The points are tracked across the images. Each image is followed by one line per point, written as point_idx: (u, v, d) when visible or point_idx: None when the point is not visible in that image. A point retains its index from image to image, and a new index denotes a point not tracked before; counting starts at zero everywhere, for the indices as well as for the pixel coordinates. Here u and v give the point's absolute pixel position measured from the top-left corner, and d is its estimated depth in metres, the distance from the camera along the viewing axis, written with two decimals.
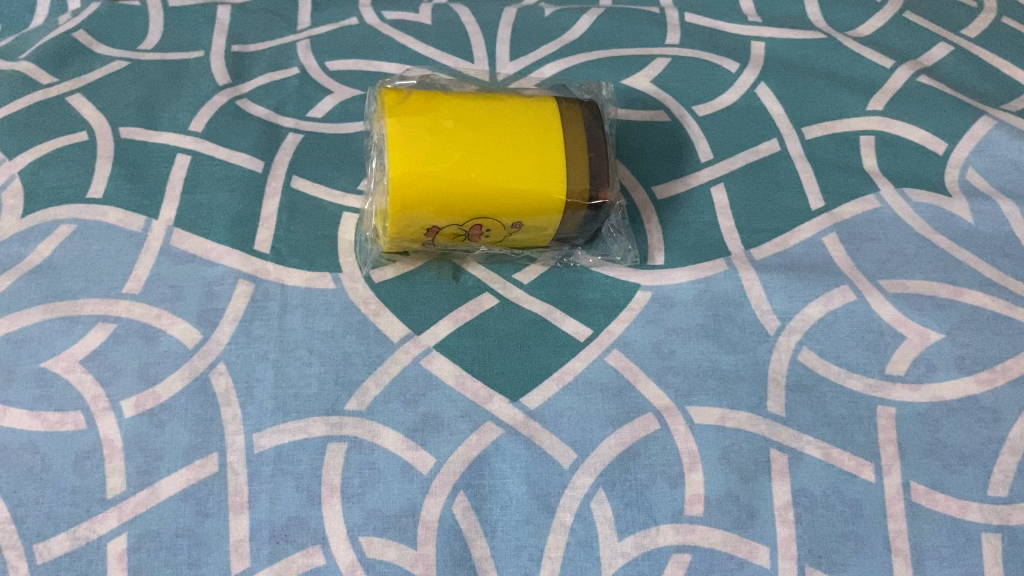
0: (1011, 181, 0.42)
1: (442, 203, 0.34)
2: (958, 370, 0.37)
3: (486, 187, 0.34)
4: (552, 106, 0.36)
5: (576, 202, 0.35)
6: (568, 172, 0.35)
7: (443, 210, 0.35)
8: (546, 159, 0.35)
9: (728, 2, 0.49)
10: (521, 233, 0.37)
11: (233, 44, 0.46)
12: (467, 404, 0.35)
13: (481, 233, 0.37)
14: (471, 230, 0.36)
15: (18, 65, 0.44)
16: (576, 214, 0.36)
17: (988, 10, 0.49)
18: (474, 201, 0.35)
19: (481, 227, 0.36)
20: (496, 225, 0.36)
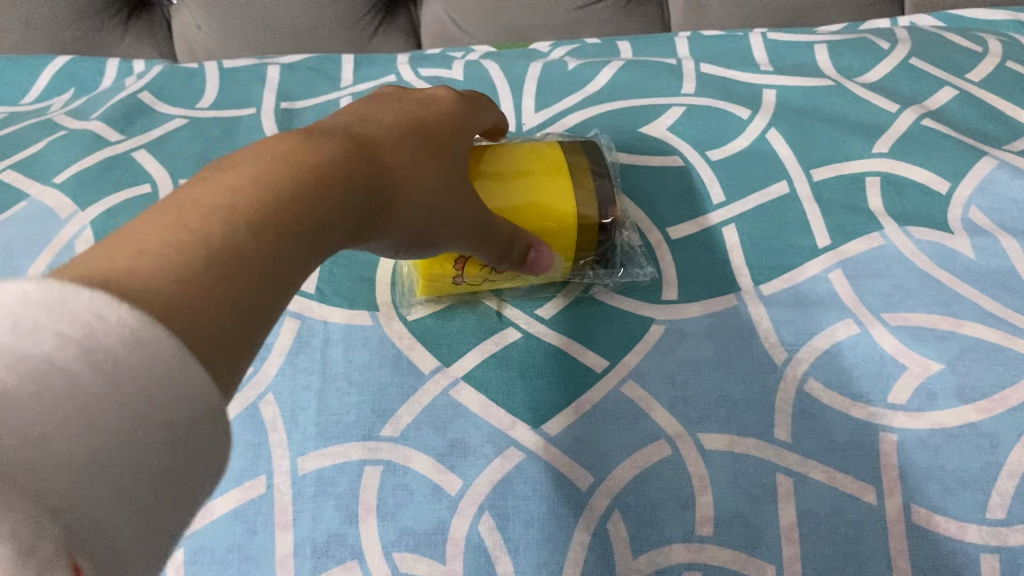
0: (1011, 219, 0.44)
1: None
2: (958, 398, 0.39)
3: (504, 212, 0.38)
4: (552, 147, 0.40)
5: (586, 220, 0.38)
6: (579, 193, 0.38)
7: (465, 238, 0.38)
8: (556, 182, 0.38)
9: (742, 55, 0.53)
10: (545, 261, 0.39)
11: (283, 101, 0.51)
12: (492, 430, 0.38)
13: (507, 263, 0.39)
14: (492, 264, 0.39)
15: (91, 124, 0.50)
16: (587, 233, 0.39)
17: (993, 54, 0.52)
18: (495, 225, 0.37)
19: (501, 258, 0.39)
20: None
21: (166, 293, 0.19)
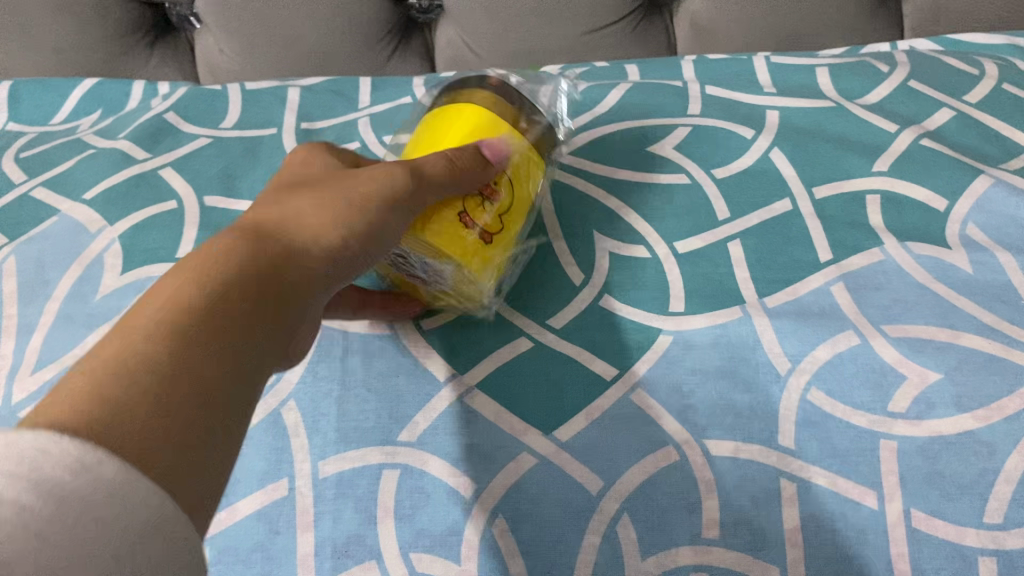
0: (1008, 235, 0.46)
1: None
2: (957, 407, 0.40)
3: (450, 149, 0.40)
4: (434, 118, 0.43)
5: (499, 101, 0.41)
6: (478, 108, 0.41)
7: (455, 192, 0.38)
8: (456, 121, 0.41)
9: (746, 79, 0.55)
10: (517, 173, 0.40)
11: (302, 122, 0.53)
12: (505, 436, 0.40)
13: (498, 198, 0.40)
14: (493, 191, 0.39)
15: (119, 143, 0.51)
16: (512, 112, 0.41)
17: (990, 77, 0.54)
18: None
19: (496, 182, 0.39)
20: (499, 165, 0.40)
21: (98, 415, 0.21)
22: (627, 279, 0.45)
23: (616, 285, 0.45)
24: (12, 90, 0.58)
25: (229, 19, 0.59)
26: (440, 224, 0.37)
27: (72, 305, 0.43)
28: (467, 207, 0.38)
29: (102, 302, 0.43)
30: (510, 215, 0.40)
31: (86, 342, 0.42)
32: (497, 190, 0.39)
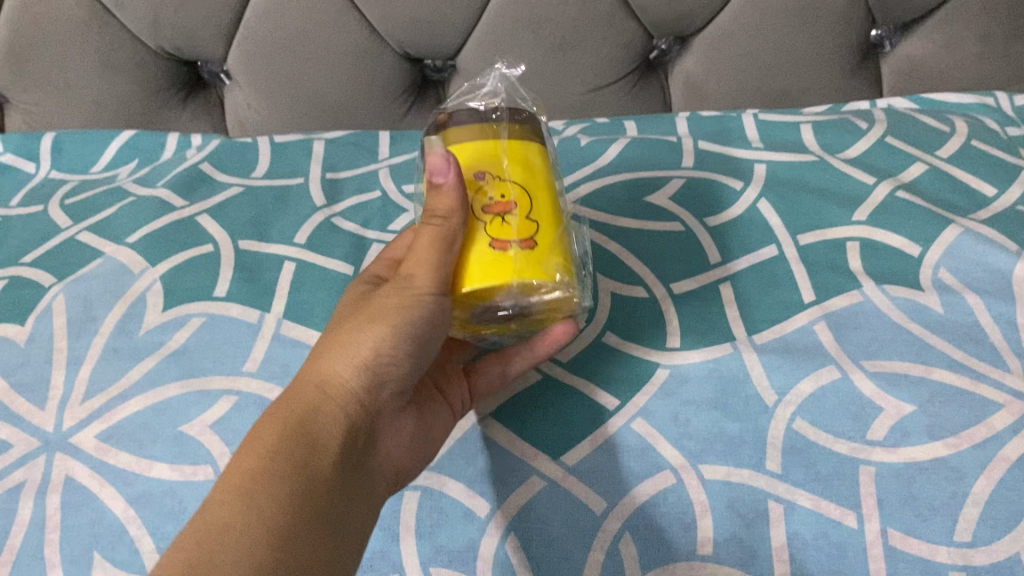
0: (976, 278, 0.50)
1: (477, 230, 0.39)
2: (929, 436, 0.43)
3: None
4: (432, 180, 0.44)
5: (450, 130, 0.42)
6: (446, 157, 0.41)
7: (475, 232, 0.39)
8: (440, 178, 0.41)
9: (736, 134, 0.60)
10: (506, 176, 0.40)
11: (327, 172, 0.58)
12: (517, 461, 0.43)
13: (505, 203, 0.39)
14: (503, 204, 0.39)
15: (158, 192, 0.56)
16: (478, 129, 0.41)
17: (959, 134, 0.59)
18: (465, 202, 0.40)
19: (505, 196, 0.40)
20: (496, 182, 0.40)
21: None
22: (628, 317, 0.50)
23: (617, 323, 0.49)
24: (56, 140, 0.63)
25: (259, 74, 0.64)
26: (488, 267, 0.38)
27: (118, 339, 0.47)
28: (498, 234, 0.39)
29: (145, 337, 0.47)
30: (536, 208, 0.40)
31: (131, 374, 0.46)
32: (508, 202, 0.39)
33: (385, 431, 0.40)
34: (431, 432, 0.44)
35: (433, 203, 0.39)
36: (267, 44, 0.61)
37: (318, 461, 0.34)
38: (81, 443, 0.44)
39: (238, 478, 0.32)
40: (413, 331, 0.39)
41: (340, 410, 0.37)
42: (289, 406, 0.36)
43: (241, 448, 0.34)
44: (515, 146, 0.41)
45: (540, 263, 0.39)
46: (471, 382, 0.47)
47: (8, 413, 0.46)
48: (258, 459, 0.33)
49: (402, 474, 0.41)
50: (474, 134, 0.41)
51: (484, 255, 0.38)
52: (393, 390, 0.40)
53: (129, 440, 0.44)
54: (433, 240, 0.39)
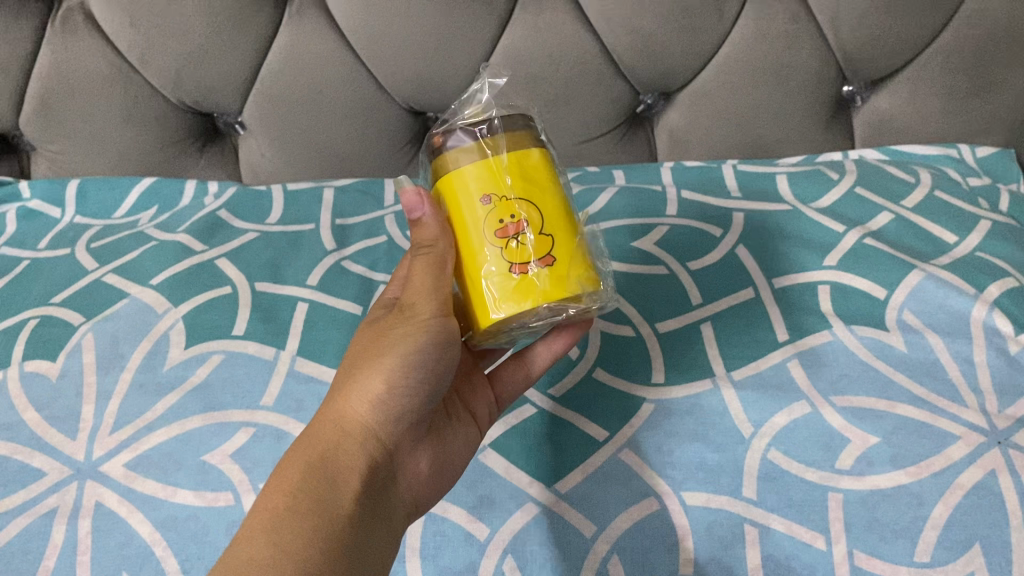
0: (937, 319, 0.54)
1: (496, 255, 0.41)
2: (893, 464, 0.47)
3: (461, 225, 0.42)
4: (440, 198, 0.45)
5: (446, 155, 0.42)
6: (451, 181, 0.42)
7: (494, 258, 0.41)
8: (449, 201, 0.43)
9: (716, 185, 0.65)
10: (513, 195, 0.41)
11: (337, 218, 0.62)
12: (514, 488, 0.47)
13: (518, 223, 0.41)
14: (515, 225, 0.41)
15: (179, 237, 0.60)
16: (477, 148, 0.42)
17: (924, 185, 0.64)
18: (478, 228, 0.41)
19: (515, 215, 0.41)
20: (502, 203, 0.41)
21: None
22: (616, 354, 0.54)
23: (606, 360, 0.54)
24: (81, 187, 0.67)
25: (274, 129, 0.68)
26: (513, 293, 0.40)
27: (143, 375, 0.51)
28: (517, 258, 0.40)
29: (169, 372, 0.51)
30: (549, 220, 0.41)
31: (156, 407, 0.50)
32: (519, 221, 0.41)
33: (401, 462, 0.45)
34: (447, 459, 0.48)
35: (419, 235, 0.44)
36: (281, 95, 0.66)
37: (339, 493, 0.39)
38: (110, 471, 0.48)
39: (268, 512, 0.37)
40: (422, 359, 0.44)
41: (358, 445, 0.42)
42: (311, 445, 0.41)
43: (269, 487, 0.39)
44: (515, 160, 0.41)
45: (563, 280, 0.40)
46: (497, 391, 0.53)
47: (41, 443, 0.49)
48: (285, 496, 0.38)
49: (423, 500, 0.45)
50: (474, 157, 0.41)
51: (509, 281, 0.40)
52: (408, 420, 0.45)
53: (155, 468, 0.47)
54: (427, 267, 0.44)
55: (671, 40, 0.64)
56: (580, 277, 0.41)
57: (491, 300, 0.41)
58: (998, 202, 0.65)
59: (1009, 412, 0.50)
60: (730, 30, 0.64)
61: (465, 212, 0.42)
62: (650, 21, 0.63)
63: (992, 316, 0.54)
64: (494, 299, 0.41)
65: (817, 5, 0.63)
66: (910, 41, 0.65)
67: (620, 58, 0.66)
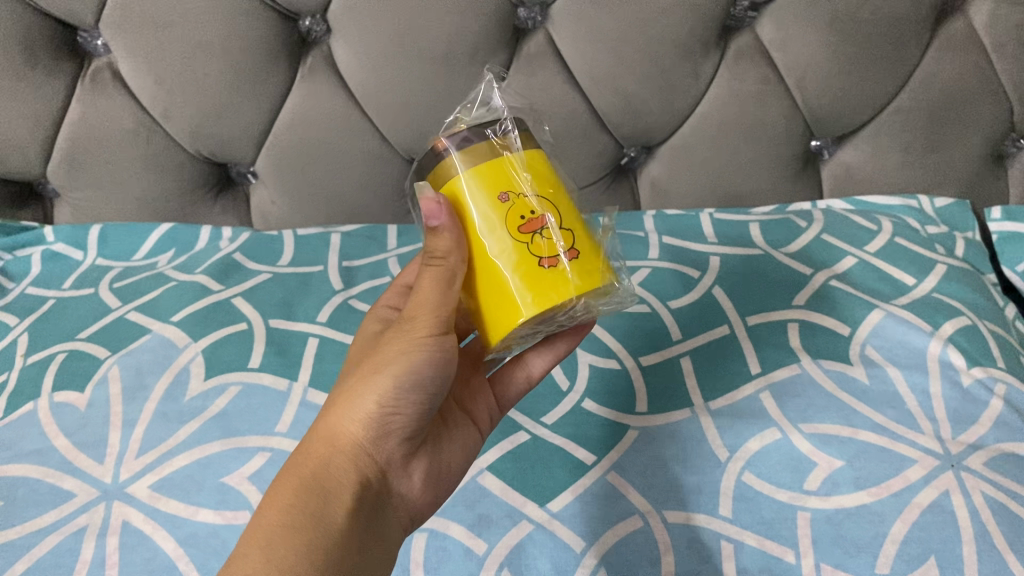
0: (896, 354, 0.59)
1: (524, 251, 0.43)
2: (856, 485, 0.52)
3: (478, 228, 0.44)
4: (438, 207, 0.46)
5: (451, 157, 0.44)
6: (463, 184, 0.44)
7: (518, 254, 0.43)
8: (460, 206, 0.44)
9: (695, 231, 0.70)
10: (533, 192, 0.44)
11: (344, 260, 0.67)
12: (510, 507, 0.51)
13: (541, 219, 0.44)
14: (537, 220, 0.44)
15: (197, 277, 0.65)
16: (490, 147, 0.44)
17: (885, 232, 0.70)
18: (500, 227, 0.43)
19: (536, 211, 0.44)
20: (522, 201, 0.44)
21: None
22: (603, 386, 0.58)
23: (594, 392, 0.58)
24: (102, 231, 0.72)
25: (285, 176, 0.74)
26: (543, 285, 0.43)
27: (166, 404, 0.55)
28: (546, 251, 0.43)
29: (190, 402, 0.55)
30: (564, 216, 0.45)
31: (178, 434, 0.54)
32: (541, 217, 0.44)
33: (397, 476, 0.49)
34: (442, 469, 0.52)
35: (430, 247, 0.45)
36: (293, 147, 0.72)
37: (333, 508, 0.42)
38: (135, 492, 0.51)
39: (264, 528, 0.40)
40: (414, 377, 0.47)
41: (350, 462, 0.45)
42: (307, 463, 0.44)
43: (266, 503, 0.42)
44: (527, 160, 0.45)
45: (588, 268, 0.44)
46: (498, 394, 0.57)
47: (70, 467, 0.53)
48: (281, 512, 0.41)
49: (416, 512, 0.49)
50: (489, 157, 0.44)
51: (541, 274, 0.43)
52: (400, 436, 0.48)
53: (178, 489, 0.51)
54: (437, 279, 0.46)
55: (650, 100, 0.70)
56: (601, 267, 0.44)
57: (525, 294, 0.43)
58: (954, 248, 0.71)
59: (962, 438, 0.54)
60: (705, 91, 0.70)
61: (484, 214, 0.44)
62: (631, 83, 0.69)
63: (947, 351, 0.59)
64: (523, 295, 0.43)
65: (784, 68, 0.69)
66: (870, 101, 0.71)
67: (606, 115, 0.71)
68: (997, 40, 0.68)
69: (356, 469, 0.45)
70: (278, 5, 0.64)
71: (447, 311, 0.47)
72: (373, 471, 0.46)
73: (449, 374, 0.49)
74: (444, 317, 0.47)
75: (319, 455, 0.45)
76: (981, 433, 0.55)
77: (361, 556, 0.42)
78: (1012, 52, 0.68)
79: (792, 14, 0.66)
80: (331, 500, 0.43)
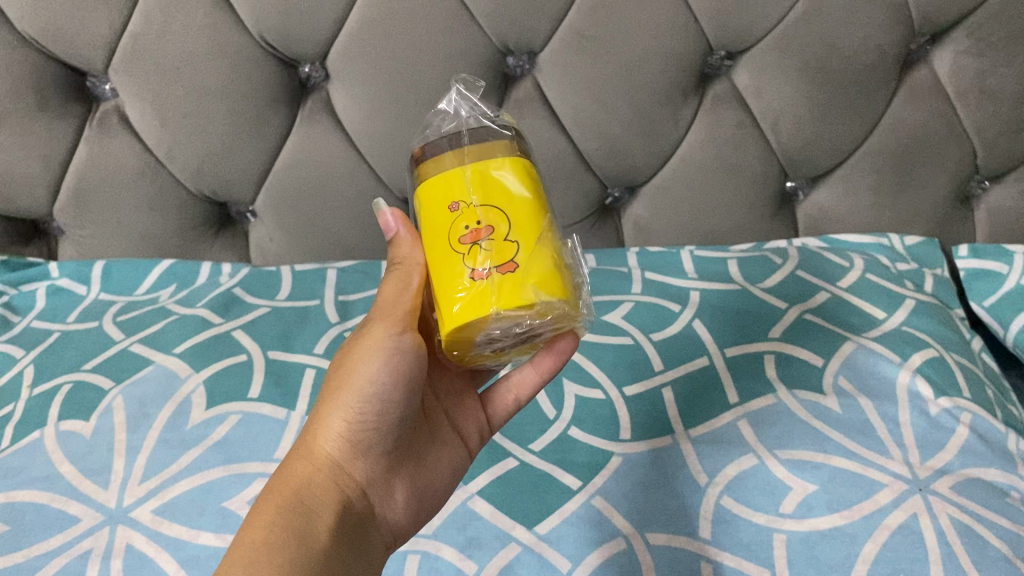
0: (867, 384, 0.62)
1: (458, 262, 0.44)
2: (829, 508, 0.54)
3: (433, 234, 0.46)
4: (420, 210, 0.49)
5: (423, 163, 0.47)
6: (426, 192, 0.46)
7: (456, 265, 0.44)
8: (424, 213, 0.46)
9: (677, 267, 0.74)
10: (477, 203, 0.44)
11: (340, 295, 0.70)
12: (499, 530, 0.53)
13: (480, 231, 0.43)
14: (476, 233, 0.43)
15: (199, 311, 0.68)
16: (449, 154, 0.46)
17: (857, 268, 0.73)
18: (446, 235, 0.44)
19: (478, 223, 0.44)
20: (467, 211, 0.44)
21: None
22: (589, 414, 0.61)
23: (580, 420, 0.60)
24: (106, 267, 0.74)
25: (283, 214, 0.77)
26: (467, 301, 0.43)
27: (169, 432, 0.58)
28: (475, 264, 0.43)
29: (192, 430, 0.58)
30: (515, 227, 0.44)
31: (181, 460, 0.56)
32: (480, 229, 0.43)
33: (378, 493, 0.51)
34: (424, 486, 0.54)
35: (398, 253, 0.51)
36: (292, 188, 0.75)
37: (314, 521, 0.44)
38: (138, 517, 0.53)
39: (248, 542, 0.42)
40: (383, 390, 0.49)
41: (328, 477, 0.47)
42: (287, 483, 0.46)
43: (250, 519, 0.44)
44: (482, 167, 0.45)
45: (518, 285, 0.42)
46: (488, 413, 0.59)
47: (76, 492, 0.54)
48: (263, 526, 0.43)
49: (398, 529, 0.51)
50: (442, 165, 0.45)
51: (467, 287, 0.43)
52: (376, 454, 0.51)
53: (180, 513, 0.53)
54: (395, 280, 0.50)
55: (632, 143, 0.74)
56: (536, 286, 0.42)
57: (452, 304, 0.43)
58: (923, 283, 0.75)
59: (929, 464, 0.57)
60: (684, 135, 0.74)
61: (437, 220, 0.45)
62: (613, 126, 0.72)
63: (915, 381, 0.62)
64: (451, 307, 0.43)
65: (758, 114, 0.73)
66: (841, 145, 0.75)
67: (590, 158, 0.75)
68: (959, 88, 0.72)
69: (334, 485, 0.47)
70: (279, 53, 0.68)
71: (407, 312, 0.50)
72: (353, 488, 0.49)
73: (418, 387, 0.51)
74: (403, 323, 0.50)
75: (297, 472, 0.47)
76: (947, 459, 0.58)
77: (344, 565, 0.44)
78: (973, 99, 0.72)
79: (765, 63, 0.70)
80: (311, 513, 0.45)
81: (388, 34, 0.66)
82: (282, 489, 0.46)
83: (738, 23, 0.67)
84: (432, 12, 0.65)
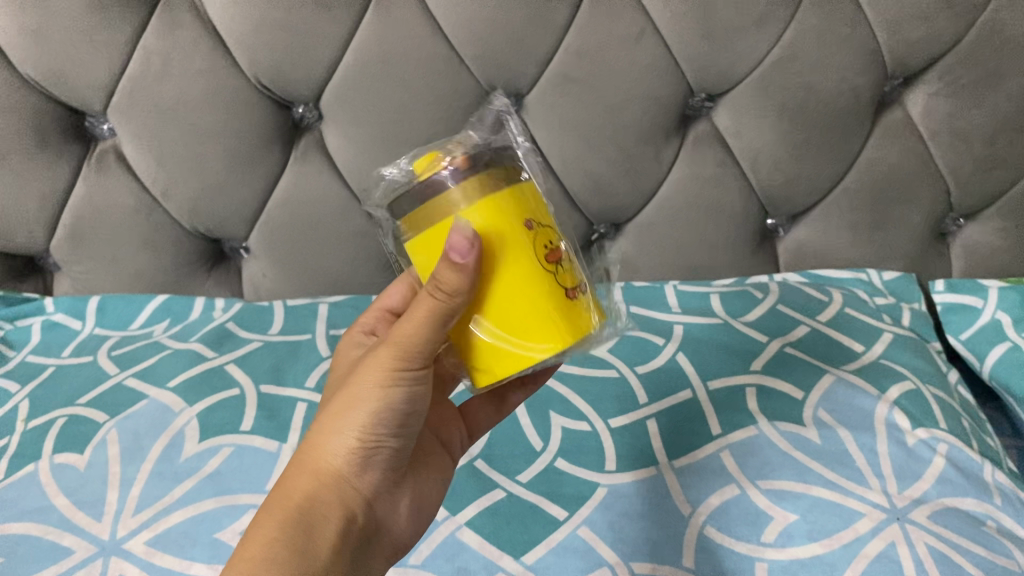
0: (846, 416, 0.63)
1: (552, 285, 0.43)
2: (809, 537, 0.55)
3: (508, 266, 0.42)
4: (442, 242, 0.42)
5: (469, 185, 0.41)
6: (491, 217, 0.41)
7: (552, 289, 0.43)
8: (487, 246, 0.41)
9: (661, 302, 0.75)
10: (545, 226, 0.44)
11: (332, 329, 0.72)
12: (486, 560, 0.55)
13: (557, 253, 0.44)
14: (556, 254, 0.44)
15: (192, 345, 0.69)
16: (502, 174, 0.42)
17: (836, 302, 0.75)
18: (533, 263, 0.42)
19: (551, 243, 0.44)
20: (542, 231, 0.43)
21: None
22: (574, 446, 0.62)
23: (566, 451, 0.62)
24: (101, 302, 0.75)
25: (276, 250, 0.79)
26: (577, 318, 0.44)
27: (162, 464, 0.59)
28: (569, 283, 0.44)
29: (185, 462, 0.59)
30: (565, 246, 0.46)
31: (174, 492, 0.57)
32: (556, 248, 0.44)
33: (382, 505, 0.51)
34: (424, 499, 0.54)
35: (440, 280, 0.42)
36: (285, 225, 0.77)
37: (314, 542, 0.45)
38: (132, 548, 0.54)
39: (250, 562, 0.42)
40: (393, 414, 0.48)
41: (334, 494, 0.47)
42: (292, 497, 0.46)
43: (251, 537, 0.44)
44: (527, 186, 0.44)
45: (591, 297, 0.46)
46: (469, 422, 0.61)
47: (69, 524, 0.55)
48: (263, 547, 0.43)
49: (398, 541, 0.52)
50: (504, 185, 0.42)
51: (572, 305, 0.44)
52: (383, 469, 0.50)
53: (173, 544, 0.54)
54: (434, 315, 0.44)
55: (616, 182, 0.76)
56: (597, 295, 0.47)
57: (555, 319, 0.43)
58: (900, 317, 0.77)
59: (907, 493, 0.59)
60: (667, 173, 0.76)
61: (518, 249, 0.42)
62: (598, 165, 0.74)
63: (893, 413, 0.64)
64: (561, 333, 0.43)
65: (739, 154, 0.75)
66: (819, 184, 0.78)
67: (577, 196, 0.77)
68: (932, 128, 0.74)
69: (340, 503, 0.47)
70: (274, 95, 0.70)
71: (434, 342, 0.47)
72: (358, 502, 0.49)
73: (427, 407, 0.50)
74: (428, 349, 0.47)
75: (302, 488, 0.47)
76: (924, 488, 0.59)
77: None
78: (946, 139, 0.75)
79: (744, 105, 0.72)
80: (311, 534, 0.45)
81: (381, 77, 0.68)
82: (286, 507, 0.46)
83: (718, 67, 0.70)
84: (423, 56, 0.67)
